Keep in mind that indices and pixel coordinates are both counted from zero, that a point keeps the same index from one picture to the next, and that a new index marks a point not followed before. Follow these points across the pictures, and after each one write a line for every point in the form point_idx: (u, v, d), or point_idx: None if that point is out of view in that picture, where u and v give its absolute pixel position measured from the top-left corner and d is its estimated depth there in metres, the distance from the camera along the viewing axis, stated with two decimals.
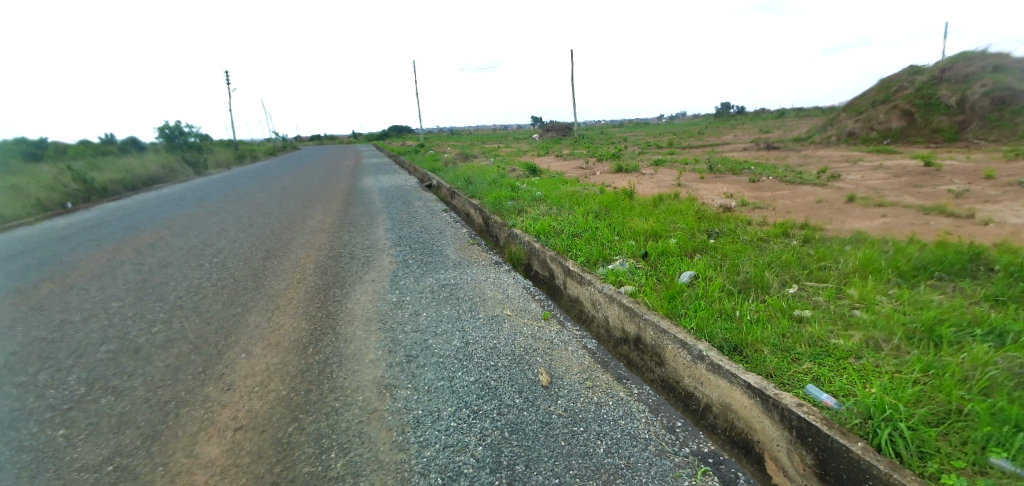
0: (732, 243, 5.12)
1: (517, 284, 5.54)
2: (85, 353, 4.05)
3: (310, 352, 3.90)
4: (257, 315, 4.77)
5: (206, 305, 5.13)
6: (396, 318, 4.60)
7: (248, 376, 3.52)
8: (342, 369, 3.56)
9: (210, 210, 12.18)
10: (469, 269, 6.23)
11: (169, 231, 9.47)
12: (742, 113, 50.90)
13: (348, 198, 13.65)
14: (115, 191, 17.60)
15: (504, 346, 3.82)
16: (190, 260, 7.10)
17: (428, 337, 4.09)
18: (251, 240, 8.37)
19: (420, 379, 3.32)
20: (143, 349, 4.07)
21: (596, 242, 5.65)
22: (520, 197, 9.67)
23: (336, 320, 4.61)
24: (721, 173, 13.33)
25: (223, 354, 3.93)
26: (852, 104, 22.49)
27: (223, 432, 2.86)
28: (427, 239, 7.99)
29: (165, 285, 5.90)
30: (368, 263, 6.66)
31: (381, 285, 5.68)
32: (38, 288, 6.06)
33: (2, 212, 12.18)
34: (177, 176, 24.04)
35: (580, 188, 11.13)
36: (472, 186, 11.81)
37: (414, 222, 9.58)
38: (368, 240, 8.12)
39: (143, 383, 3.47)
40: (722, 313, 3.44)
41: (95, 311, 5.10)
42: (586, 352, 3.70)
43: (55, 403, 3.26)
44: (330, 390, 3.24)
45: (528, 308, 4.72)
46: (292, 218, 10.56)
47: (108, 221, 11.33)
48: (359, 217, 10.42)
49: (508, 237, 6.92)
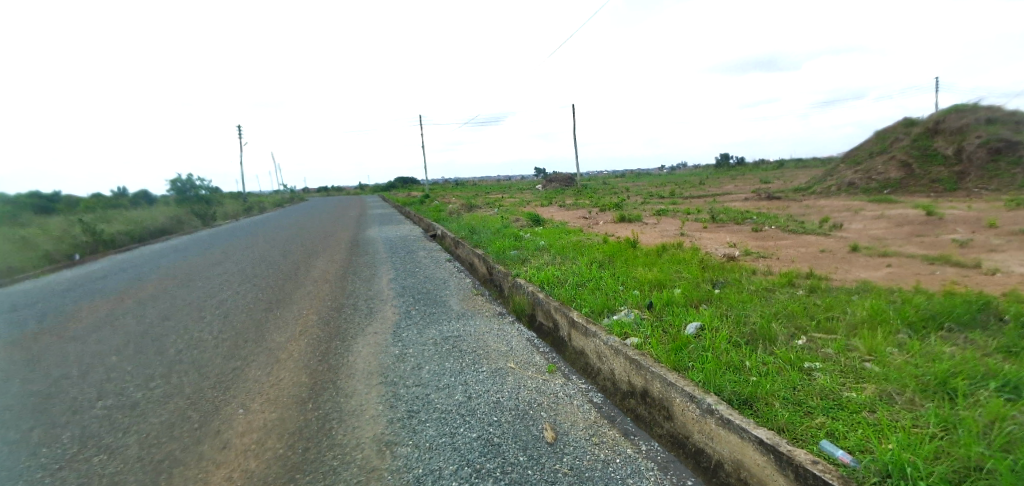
0: (737, 293, 5.08)
1: (521, 336, 5.48)
2: (80, 409, 3.98)
3: (310, 407, 3.81)
4: (257, 369, 4.71)
5: (205, 359, 5.07)
6: (398, 372, 4.52)
7: (244, 433, 3.43)
8: (341, 425, 3.47)
9: (214, 261, 12.25)
10: (473, 320, 6.18)
11: (174, 282, 9.49)
12: (741, 164, 51.78)
13: (353, 249, 13.74)
14: (122, 243, 17.79)
15: (508, 400, 3.73)
16: (192, 312, 7.08)
17: (431, 391, 4.00)
18: (254, 291, 8.37)
19: (421, 435, 3.22)
20: (139, 405, 4.00)
21: (600, 293, 5.62)
22: (523, 247, 9.71)
23: (337, 374, 4.53)
24: (723, 223, 13.40)
25: (220, 410, 3.85)
26: (849, 154, 22.88)
27: None
28: (431, 289, 7.98)
29: (166, 338, 5.85)
30: (371, 314, 6.63)
31: (384, 337, 5.63)
32: (38, 341, 6.02)
33: (9, 263, 12.28)
34: (185, 227, 24.36)
35: (583, 237, 11.19)
36: (476, 236, 11.90)
37: (418, 272, 9.60)
38: (371, 291, 8.11)
39: (137, 441, 3.39)
40: (729, 365, 3.37)
41: (94, 364, 5.05)
42: (592, 406, 3.61)
43: (46, 462, 3.17)
44: (329, 448, 3.15)
45: (532, 361, 4.65)
46: (296, 268, 10.60)
47: (114, 273, 11.38)
48: (363, 267, 10.45)
49: (512, 287, 6.90)
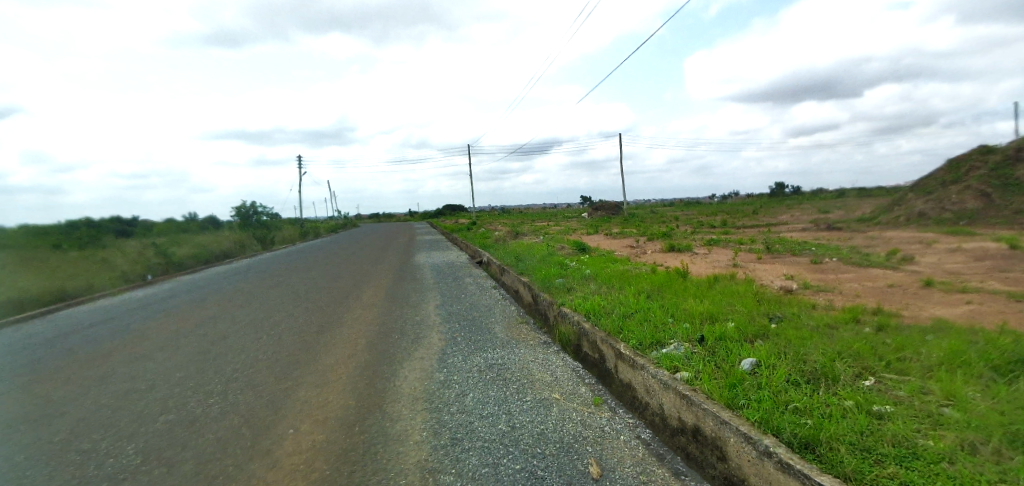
0: (796, 328, 4.83)
1: (567, 367, 5.38)
2: (143, 423, 4.19)
3: (356, 431, 3.87)
4: (307, 391, 4.84)
5: (260, 378, 5.27)
6: (442, 398, 4.53)
7: (293, 453, 3.51)
8: (385, 450, 3.49)
9: (271, 284, 12.82)
10: (517, 348, 6.14)
11: (234, 304, 9.99)
12: (799, 193, 49.87)
13: (401, 274, 14.07)
14: (190, 265, 18.95)
15: (552, 432, 3.65)
16: (249, 332, 7.41)
17: (474, 419, 3.98)
18: (307, 314, 8.67)
19: (464, 465, 3.20)
20: (197, 421, 4.19)
21: (649, 324, 5.47)
22: (569, 275, 9.65)
23: (383, 398, 4.58)
24: (779, 254, 12.86)
25: (271, 429, 3.97)
26: (919, 183, 21.58)
27: None
28: (476, 316, 8.02)
29: (224, 357, 6.13)
30: (417, 339, 6.71)
31: (429, 363, 5.67)
32: (112, 356, 6.45)
33: (91, 283, 13.32)
34: (246, 251, 25.71)
35: (631, 267, 11.01)
36: (522, 264, 11.94)
37: (464, 299, 9.68)
38: (418, 316, 8.23)
39: (194, 456, 3.53)
40: (788, 405, 3.17)
41: (159, 380, 5.35)
42: (640, 442, 3.47)
43: (111, 472, 3.34)
44: (375, 472, 3.17)
45: (577, 392, 4.54)
46: (346, 292, 10.93)
47: (180, 293, 12.11)
48: (410, 293, 10.65)
49: (557, 316, 6.83)
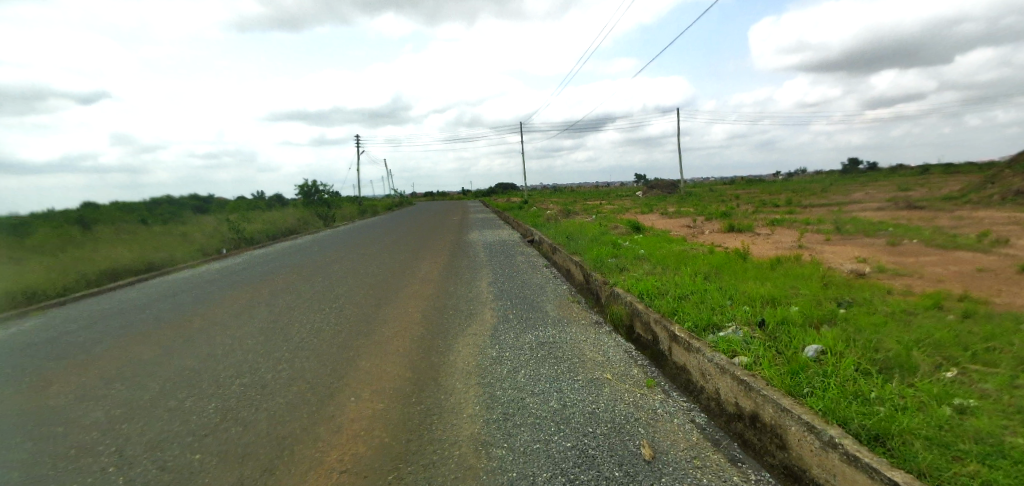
0: (868, 314, 4.54)
1: (619, 347, 5.33)
2: (221, 385, 4.53)
3: (412, 402, 4.02)
4: (366, 361, 5.07)
5: (323, 348, 5.56)
6: (495, 374, 4.61)
7: (354, 420, 3.70)
8: (441, 421, 3.61)
9: (332, 259, 13.43)
10: (568, 327, 6.14)
11: (298, 277, 10.54)
12: (875, 170, 46.46)
13: (455, 251, 14.32)
14: (259, 240, 20.13)
15: (604, 412, 3.65)
16: (313, 305, 7.81)
17: (526, 396, 4.04)
18: (365, 288, 9.03)
19: (516, 440, 3.26)
20: (268, 385, 4.48)
21: (705, 306, 5.32)
22: (623, 255, 9.53)
23: (438, 371, 4.74)
24: (851, 235, 12.10)
25: (334, 396, 4.19)
26: (1018, 158, 19.54)
27: (329, 474, 2.93)
28: (528, 294, 8.07)
29: (291, 327, 6.52)
30: (471, 315, 6.85)
31: (481, 338, 5.79)
32: (192, 323, 7.00)
33: (173, 255, 14.43)
34: (309, 228, 26.99)
35: (687, 247, 10.70)
36: (573, 243, 11.86)
37: (516, 277, 9.75)
38: (471, 293, 8.37)
39: (266, 418, 3.79)
40: (857, 395, 3.00)
41: (234, 346, 5.75)
42: (694, 426, 3.39)
43: (194, 429, 3.64)
44: (432, 442, 3.29)
45: (630, 373, 4.50)
46: (402, 268, 11.28)
47: (250, 267, 12.93)
48: (464, 270, 10.85)
49: (610, 296, 6.75)
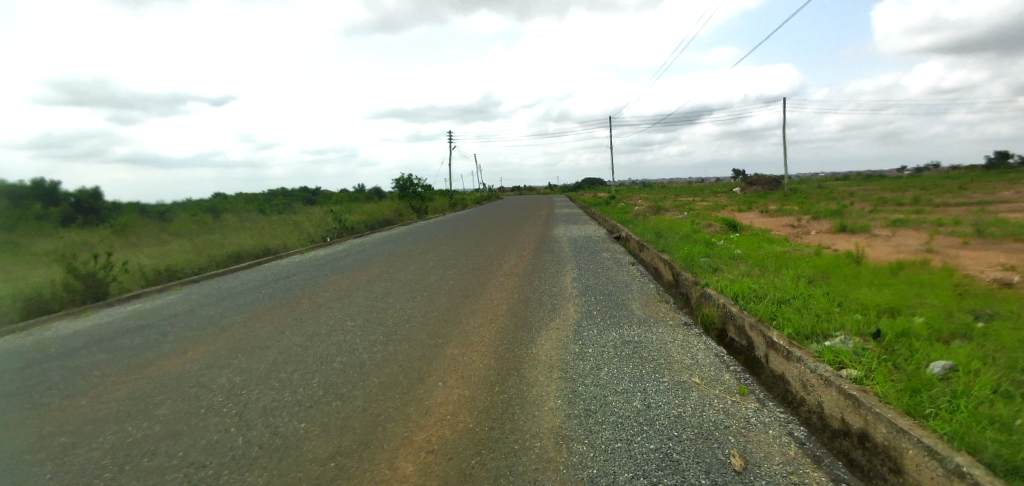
0: (1013, 330, 3.94)
1: (709, 351, 5.08)
2: (324, 362, 4.94)
3: (496, 391, 4.12)
4: (453, 349, 5.26)
5: (414, 334, 5.87)
6: (577, 369, 4.60)
7: (441, 404, 3.87)
8: (523, 412, 3.67)
9: (424, 249, 14.08)
10: (655, 327, 5.95)
11: (393, 266, 11.19)
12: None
13: (540, 245, 14.40)
14: (359, 230, 21.59)
15: (691, 416, 3.51)
16: (406, 292, 8.25)
17: (608, 393, 3.99)
18: (454, 278, 9.38)
19: (597, 436, 3.23)
20: (365, 365, 4.82)
21: (809, 312, 4.91)
22: (716, 255, 9.05)
23: (521, 363, 4.81)
24: (994, 239, 10.53)
25: (423, 380, 4.41)
26: None
27: (417, 453, 3.08)
28: (613, 291, 7.93)
29: (386, 312, 6.94)
30: (554, 310, 6.87)
31: (564, 333, 5.79)
32: (300, 304, 7.70)
33: (285, 242, 15.91)
34: (404, 219, 28.48)
35: (791, 248, 9.93)
36: (663, 240, 11.47)
37: (601, 273, 9.62)
38: (555, 287, 8.38)
39: (362, 395, 4.08)
40: (995, 421, 2.62)
41: (336, 327, 6.25)
42: (792, 440, 3.15)
43: (301, 400, 4.01)
44: (513, 431, 3.36)
45: (721, 379, 4.28)
46: (489, 260, 11.57)
47: (350, 254, 13.92)
48: (549, 264, 10.90)
49: (701, 297, 6.45)
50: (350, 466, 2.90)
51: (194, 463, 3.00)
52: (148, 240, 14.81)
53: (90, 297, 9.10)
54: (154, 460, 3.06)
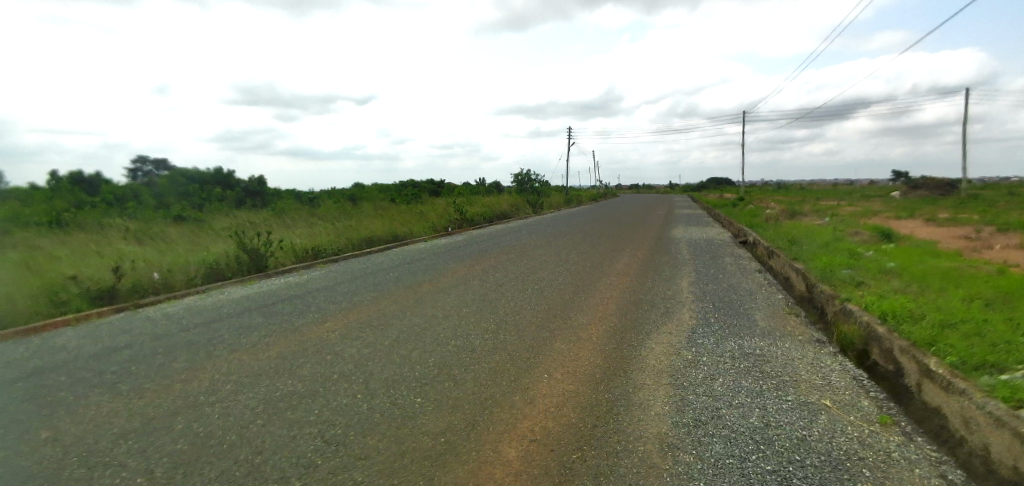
0: None
1: (845, 373, 4.55)
2: (440, 343, 5.28)
3: (601, 390, 4.08)
4: (561, 344, 5.30)
5: (523, 325, 6.02)
6: (689, 377, 4.38)
7: (546, 395, 3.94)
8: (628, 414, 3.61)
9: (537, 243, 14.32)
10: (781, 342, 5.45)
11: (507, 257, 11.56)
12: None
13: (657, 246, 13.88)
14: (478, 222, 22.55)
15: (817, 441, 3.18)
16: (518, 284, 8.49)
17: (722, 406, 3.75)
18: (565, 273, 9.42)
19: (707, 449, 3.06)
20: (476, 350, 5.07)
21: (981, 339, 4.17)
22: (862, 266, 8.04)
23: (629, 365, 4.71)
24: None
25: (530, 370, 4.52)
26: None
27: (521, 440, 3.18)
28: (733, 299, 7.42)
29: (498, 301, 7.22)
30: (668, 313, 6.61)
31: (677, 339, 5.54)
32: (421, 287, 8.30)
33: (412, 229, 17.17)
34: (521, 213, 29.18)
35: (961, 263, 8.48)
36: (797, 248, 10.46)
37: (722, 279, 9.03)
38: (670, 290, 8.02)
39: (472, 378, 4.29)
40: None
41: (451, 312, 6.63)
42: (945, 483, 2.70)
43: (418, 376, 4.33)
44: (616, 432, 3.31)
45: (858, 405, 3.80)
46: (602, 258, 11.43)
47: (469, 244, 14.63)
48: (664, 266, 10.48)
49: (839, 313, 5.77)
50: (459, 444, 3.08)
51: (326, 421, 3.38)
52: (300, 222, 16.88)
53: (254, 268, 10.62)
54: (295, 414, 3.50)
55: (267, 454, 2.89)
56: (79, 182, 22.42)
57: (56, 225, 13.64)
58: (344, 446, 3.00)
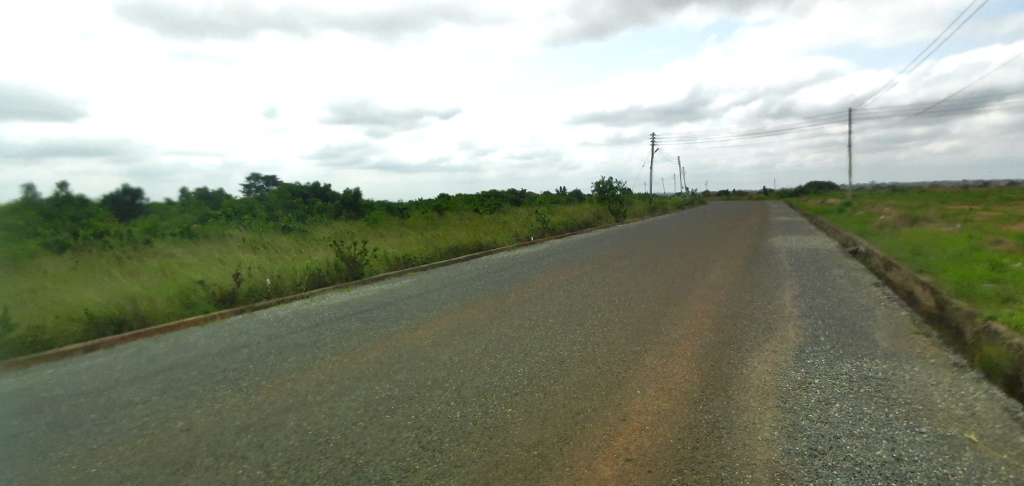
0: None
1: (993, 402, 3.93)
2: (528, 354, 5.27)
3: (700, 410, 3.84)
4: (654, 359, 5.09)
5: (612, 337, 5.87)
6: (799, 400, 4.02)
7: (640, 412, 3.78)
8: (731, 437, 3.36)
9: (622, 253, 14.01)
10: (910, 365, 4.83)
11: (592, 267, 11.40)
12: None
13: (753, 256, 13.01)
14: (561, 231, 22.50)
15: (964, 481, 2.74)
16: (605, 295, 8.31)
17: (842, 435, 3.38)
18: (653, 285, 9.10)
19: (825, 482, 2.76)
20: (564, 362, 5.00)
21: None
22: (1007, 280, 6.99)
23: (729, 383, 4.42)
24: None
25: (622, 385, 4.37)
26: None
27: (615, 458, 3.05)
28: (847, 315, 6.73)
29: (585, 312, 7.10)
30: (770, 329, 6.15)
31: (782, 358, 5.12)
32: (507, 296, 8.38)
33: (496, 238, 17.50)
34: (603, 222, 28.75)
35: None
36: (922, 259, 9.33)
37: (832, 293, 8.26)
38: (771, 305, 7.45)
39: (562, 390, 4.22)
40: None
41: (537, 322, 6.62)
42: None
43: (508, 386, 4.34)
44: (719, 456, 3.08)
45: (1014, 441, 3.25)
46: (692, 269, 10.92)
47: (553, 254, 14.61)
48: (763, 277, 9.79)
49: (981, 333, 5.02)
50: (553, 458, 3.02)
51: (422, 426, 3.47)
52: (391, 232, 17.79)
53: (352, 275, 11.32)
54: (393, 418, 3.63)
55: (369, 455, 3.00)
56: (205, 197, 25.31)
57: (187, 236, 15.43)
58: (440, 452, 3.06)
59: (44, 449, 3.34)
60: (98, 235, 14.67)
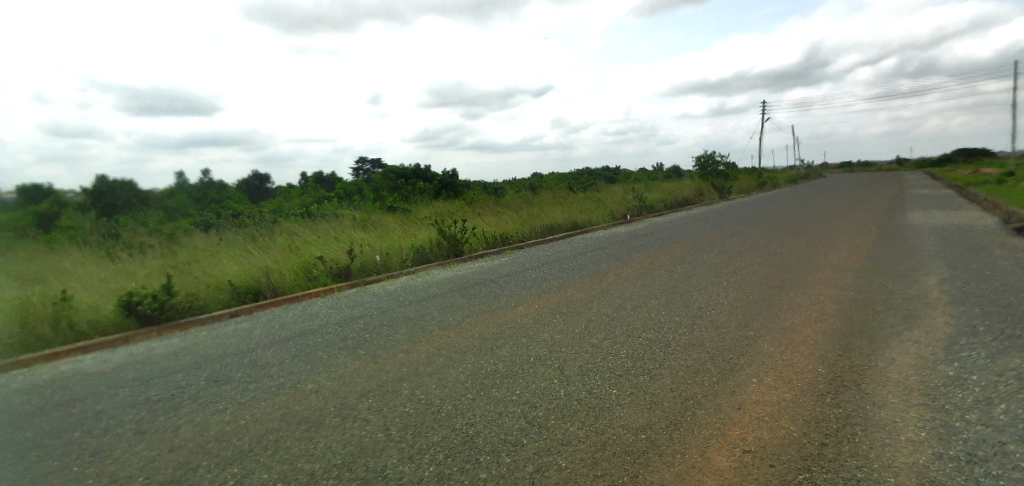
0: None
1: None
2: (631, 335, 5.13)
3: (828, 403, 3.50)
4: (770, 345, 4.71)
5: (721, 321, 5.52)
6: (952, 399, 3.51)
7: (756, 402, 3.53)
8: (868, 436, 3.01)
9: (728, 232, 13.14)
10: None
11: (695, 247, 10.83)
12: None
13: (886, 235, 11.56)
14: (660, 208, 21.62)
15: None
16: (711, 276, 7.86)
17: (1010, 441, 2.89)
18: (766, 266, 8.44)
19: None
20: (670, 345, 4.79)
21: None
22: None
23: (861, 376, 3.97)
24: None
25: (736, 372, 4.09)
26: None
27: (731, 449, 2.87)
28: (1013, 303, 5.76)
29: (690, 294, 6.75)
30: (910, 317, 5.43)
31: (929, 350, 4.49)
32: (606, 276, 8.23)
33: (592, 216, 17.23)
34: (705, 198, 27.19)
35: None
36: None
37: (991, 276, 7.10)
38: (910, 290, 6.58)
39: (669, 374, 4.06)
40: None
41: (639, 302, 6.42)
42: None
43: (611, 367, 4.24)
44: (853, 456, 2.77)
45: None
46: (811, 248, 9.96)
47: (652, 232, 14.10)
48: (900, 258, 8.66)
49: None
50: (661, 443, 2.91)
51: (527, 402, 3.52)
52: (488, 211, 18.19)
53: (453, 253, 11.76)
54: (499, 392, 3.71)
55: (479, 427, 3.10)
56: (320, 180, 27.62)
57: (307, 216, 16.93)
58: (546, 428, 3.07)
59: (204, 401, 3.86)
60: (235, 215, 16.53)
